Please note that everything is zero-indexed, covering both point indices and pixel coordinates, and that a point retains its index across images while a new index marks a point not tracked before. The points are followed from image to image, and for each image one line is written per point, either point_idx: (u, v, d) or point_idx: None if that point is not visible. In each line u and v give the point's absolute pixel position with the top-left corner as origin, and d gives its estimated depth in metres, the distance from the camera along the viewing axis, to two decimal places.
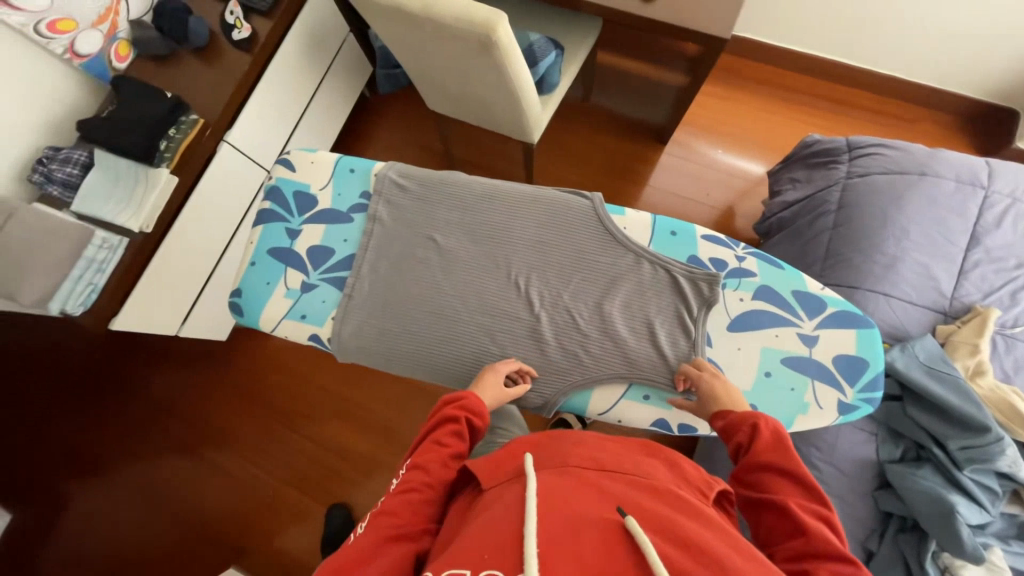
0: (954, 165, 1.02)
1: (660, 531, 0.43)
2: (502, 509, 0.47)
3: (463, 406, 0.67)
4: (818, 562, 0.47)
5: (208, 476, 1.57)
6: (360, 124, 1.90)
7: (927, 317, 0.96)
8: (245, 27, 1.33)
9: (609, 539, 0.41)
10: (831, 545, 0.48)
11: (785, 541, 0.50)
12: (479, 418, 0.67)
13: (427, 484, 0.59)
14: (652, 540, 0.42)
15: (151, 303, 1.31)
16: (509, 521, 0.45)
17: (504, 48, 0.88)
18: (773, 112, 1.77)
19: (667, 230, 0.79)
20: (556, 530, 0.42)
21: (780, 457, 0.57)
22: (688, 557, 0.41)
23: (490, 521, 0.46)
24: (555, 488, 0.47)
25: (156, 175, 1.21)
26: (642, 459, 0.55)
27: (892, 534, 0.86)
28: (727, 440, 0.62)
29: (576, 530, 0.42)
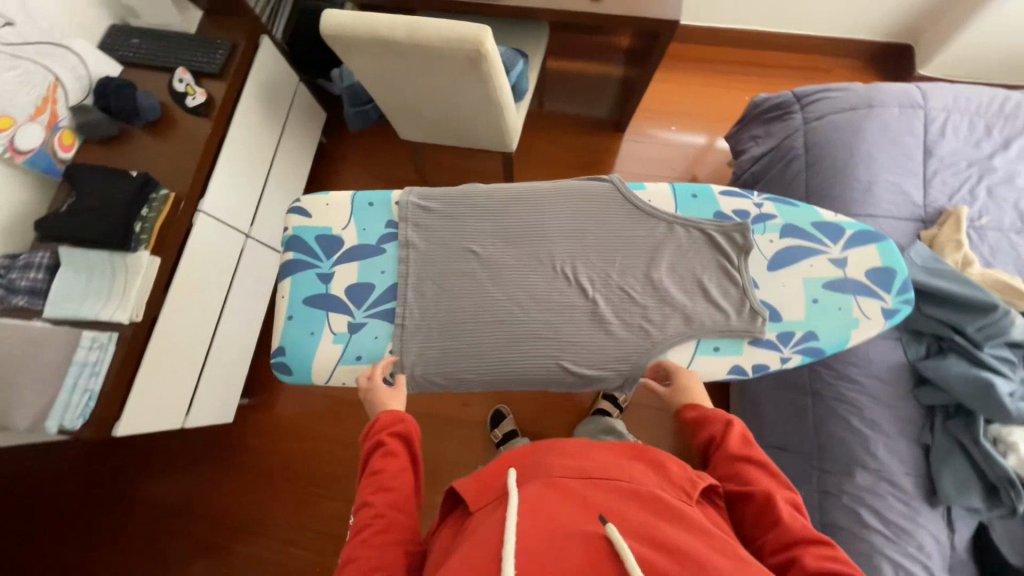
0: (891, 94, 1.16)
1: (638, 534, 0.48)
2: (486, 530, 0.50)
3: (384, 427, 0.69)
4: (799, 544, 0.55)
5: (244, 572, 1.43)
6: (324, 171, 1.87)
7: (910, 227, 1.07)
8: (198, 92, 1.28)
9: (593, 554, 0.45)
10: (805, 530, 0.56)
11: (771, 528, 0.57)
12: (398, 428, 0.68)
13: (376, 515, 0.60)
14: (631, 544, 0.46)
15: (153, 396, 1.21)
16: (491, 541, 0.48)
17: (491, 60, 0.91)
18: (711, 84, 1.93)
19: (688, 194, 0.84)
20: (538, 544, 0.46)
21: (750, 451, 0.66)
22: (665, 556, 0.46)
23: (474, 545, 0.49)
24: (542, 505, 0.52)
25: (137, 260, 1.13)
26: (626, 465, 0.60)
27: (941, 423, 0.94)
28: (698, 433, 0.71)
29: (559, 546, 0.46)
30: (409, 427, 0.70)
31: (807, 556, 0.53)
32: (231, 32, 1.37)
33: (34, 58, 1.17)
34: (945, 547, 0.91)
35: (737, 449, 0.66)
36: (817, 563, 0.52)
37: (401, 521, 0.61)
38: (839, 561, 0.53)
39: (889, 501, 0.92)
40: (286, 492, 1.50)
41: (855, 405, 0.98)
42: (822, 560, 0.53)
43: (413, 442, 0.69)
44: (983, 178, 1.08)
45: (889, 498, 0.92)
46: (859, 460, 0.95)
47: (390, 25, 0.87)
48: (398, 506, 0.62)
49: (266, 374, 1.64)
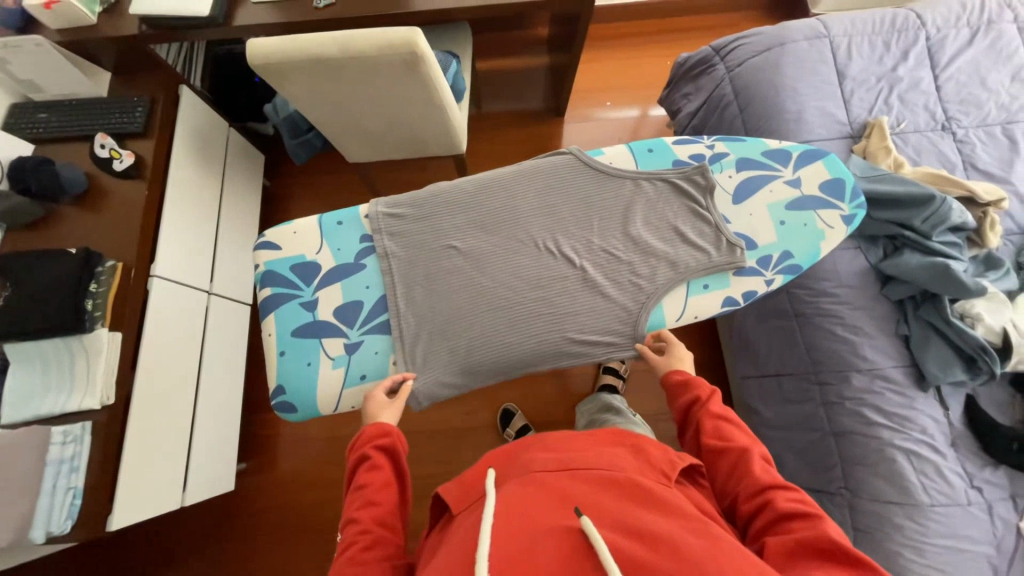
0: (798, 29, 1.26)
1: (612, 522, 0.48)
2: (464, 535, 0.51)
3: (370, 440, 0.67)
4: (771, 491, 0.61)
5: None
6: (274, 213, 1.81)
7: (843, 145, 1.16)
8: (126, 154, 1.21)
9: (566, 546, 0.45)
10: (775, 478, 0.62)
11: (746, 480, 0.63)
12: (384, 438, 0.67)
13: (363, 531, 0.59)
14: (605, 536, 0.46)
15: (144, 481, 1.12)
16: (467, 546, 0.48)
17: (428, 60, 0.92)
18: (634, 57, 2.01)
19: (644, 149, 0.88)
20: (510, 543, 0.46)
21: (728, 411, 0.73)
22: (636, 541, 0.46)
23: (451, 554, 0.49)
24: (521, 502, 0.53)
25: (95, 339, 1.06)
26: (608, 452, 0.62)
27: (913, 313, 1.02)
28: (681, 394, 0.77)
29: (531, 546, 0.46)
30: (396, 438, 0.69)
31: (780, 499, 0.59)
32: (146, 87, 1.31)
33: None
34: (943, 425, 0.98)
35: (715, 409, 0.73)
36: (788, 504, 0.58)
37: (389, 535, 0.59)
38: (807, 503, 0.59)
39: (885, 395, 0.99)
40: (309, 548, 1.42)
41: (835, 316, 1.05)
42: (793, 503, 0.58)
43: (400, 454, 0.68)
44: (893, 89, 1.18)
45: (885, 393, 0.99)
46: (851, 365, 1.02)
47: (320, 42, 0.86)
48: (383, 521, 0.60)
49: (259, 433, 1.56)
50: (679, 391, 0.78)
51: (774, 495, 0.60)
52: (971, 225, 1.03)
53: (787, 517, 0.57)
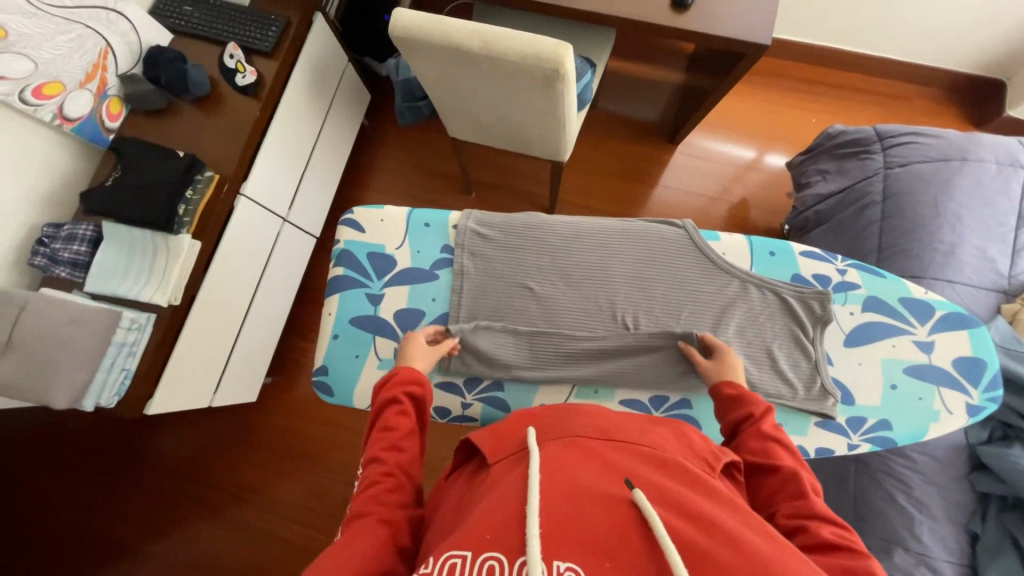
0: (990, 148, 1.07)
1: (664, 499, 0.42)
2: (504, 486, 0.45)
3: (398, 383, 0.65)
4: (817, 521, 0.49)
5: (245, 544, 1.46)
6: (362, 153, 1.84)
7: (991, 299, 1.00)
8: (248, 70, 1.22)
9: (618, 522, 0.40)
10: (823, 506, 0.50)
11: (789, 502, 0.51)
12: (418, 386, 0.65)
13: (386, 474, 0.56)
14: (659, 512, 0.41)
15: (187, 375, 1.21)
16: (511, 500, 0.42)
17: (567, 79, 0.85)
18: (775, 101, 1.81)
19: (766, 250, 0.79)
20: (559, 502, 0.41)
21: (783, 435, 0.59)
22: (693, 525, 0.40)
23: (493, 499, 0.44)
24: (562, 460, 0.47)
25: (177, 243, 1.11)
26: (645, 429, 0.54)
27: (995, 513, 0.89)
28: (731, 410, 0.64)
29: (582, 515, 0.40)
30: (427, 387, 0.66)
31: (824, 529, 0.47)
32: (286, 7, 1.31)
33: (83, 21, 1.12)
34: None
35: (770, 429, 0.60)
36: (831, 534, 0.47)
37: (407, 481, 0.57)
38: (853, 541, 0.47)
39: None
40: (297, 474, 1.52)
41: (902, 481, 0.94)
42: (836, 535, 0.47)
43: (427, 403, 0.65)
44: None
45: None
46: (900, 539, 0.91)
47: (465, 33, 0.81)
48: (406, 467, 0.58)
49: (289, 356, 1.65)
50: (725, 407, 0.65)
51: (816, 523, 0.48)
52: None
53: (827, 548, 0.45)
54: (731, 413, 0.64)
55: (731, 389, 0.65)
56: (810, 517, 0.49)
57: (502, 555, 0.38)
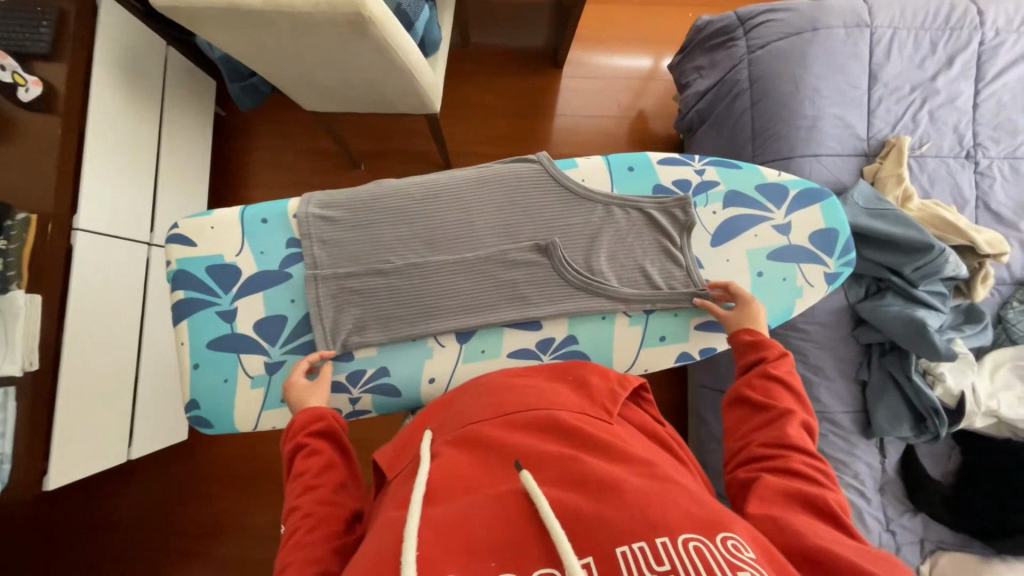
0: (838, 11, 1.07)
1: (555, 475, 0.44)
2: (389, 515, 0.44)
3: (304, 425, 0.63)
4: (793, 452, 0.53)
5: None
6: (228, 148, 1.64)
7: (854, 164, 1.04)
8: (30, 80, 1.02)
9: (507, 508, 0.40)
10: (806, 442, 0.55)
11: (770, 434, 0.56)
12: (323, 419, 0.63)
13: (304, 516, 0.54)
14: (546, 489, 0.42)
15: (85, 437, 1.11)
16: (395, 523, 0.42)
17: (380, 21, 0.75)
18: (649, 4, 1.75)
19: (624, 167, 0.76)
20: (446, 513, 0.41)
21: (791, 377, 0.61)
22: (581, 491, 0.42)
23: (383, 526, 0.43)
24: (452, 467, 0.48)
25: (9, 302, 0.97)
26: (548, 391, 0.58)
27: (878, 360, 0.98)
28: (744, 353, 0.65)
29: (465, 512, 0.41)
30: (334, 417, 0.64)
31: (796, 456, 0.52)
32: None
33: None
34: (877, 471, 0.99)
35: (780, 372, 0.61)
36: (806, 467, 0.51)
37: (332, 514, 0.55)
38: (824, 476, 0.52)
39: (828, 438, 0.98)
40: (255, 496, 1.47)
41: (800, 353, 1.00)
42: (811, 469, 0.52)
43: (338, 431, 0.63)
44: (926, 101, 1.04)
45: (828, 436, 0.98)
46: None
47: None
48: (327, 501, 0.56)
49: None
50: (741, 346, 0.66)
51: (791, 453, 0.53)
52: (963, 276, 0.96)
53: (795, 474, 0.50)
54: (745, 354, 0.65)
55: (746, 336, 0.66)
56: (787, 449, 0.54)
57: None
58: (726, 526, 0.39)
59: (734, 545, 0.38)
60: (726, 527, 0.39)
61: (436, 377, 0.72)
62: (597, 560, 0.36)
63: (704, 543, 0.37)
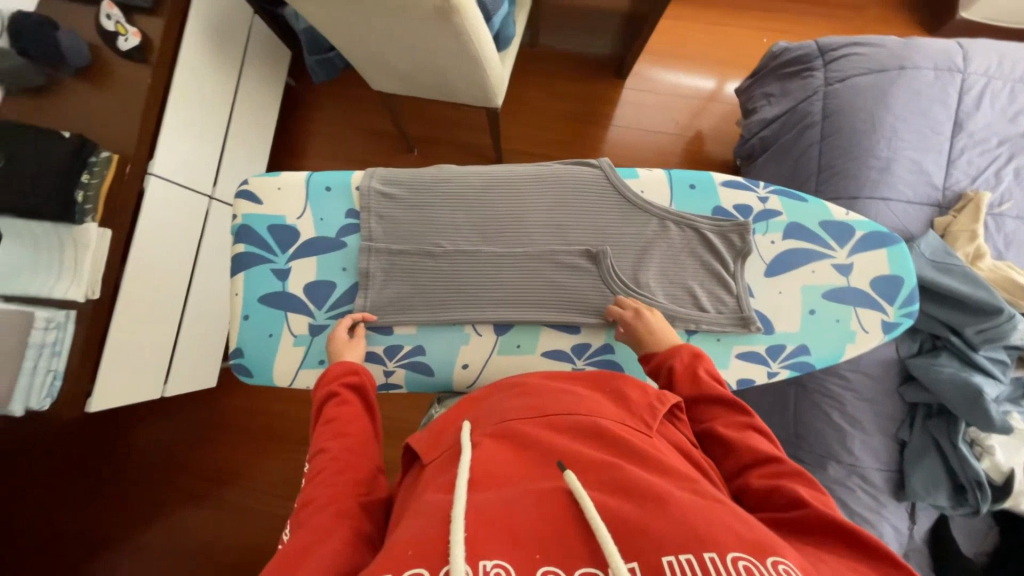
0: (929, 52, 1.02)
1: (598, 479, 0.44)
2: (431, 498, 0.45)
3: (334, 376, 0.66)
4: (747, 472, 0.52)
5: (226, 522, 1.49)
6: (293, 117, 1.71)
7: (925, 213, 0.99)
8: (131, 32, 1.09)
9: (553, 508, 0.41)
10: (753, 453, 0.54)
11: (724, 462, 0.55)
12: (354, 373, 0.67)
13: (331, 459, 0.57)
14: (591, 492, 0.42)
15: (127, 369, 1.18)
16: (440, 506, 0.43)
17: (465, 10, 0.77)
18: (724, 24, 1.72)
19: (686, 184, 0.75)
20: (490, 506, 0.41)
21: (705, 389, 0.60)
22: (627, 499, 0.42)
23: (425, 509, 0.44)
24: (495, 461, 0.48)
25: (83, 232, 1.03)
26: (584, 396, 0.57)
27: (922, 421, 0.93)
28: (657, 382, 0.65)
29: (511, 505, 0.42)
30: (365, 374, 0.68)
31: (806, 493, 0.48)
32: None
33: None
34: (904, 536, 0.94)
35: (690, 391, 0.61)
36: (759, 481, 0.51)
37: (356, 462, 0.58)
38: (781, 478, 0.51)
39: (855, 493, 0.94)
40: (270, 452, 1.53)
41: (837, 400, 0.97)
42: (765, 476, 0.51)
43: (367, 387, 0.67)
44: (1012, 159, 0.98)
45: (856, 491, 0.94)
46: (833, 453, 0.95)
47: None
48: (353, 450, 0.59)
49: None
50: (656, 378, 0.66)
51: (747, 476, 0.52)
52: None
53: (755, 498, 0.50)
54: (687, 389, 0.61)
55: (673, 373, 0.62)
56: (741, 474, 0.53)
57: (425, 570, 0.37)
58: (775, 549, 0.38)
59: (785, 571, 0.37)
60: (775, 550, 0.38)
61: (469, 364, 0.73)
62: (642, 565, 0.37)
63: (752, 563, 0.36)
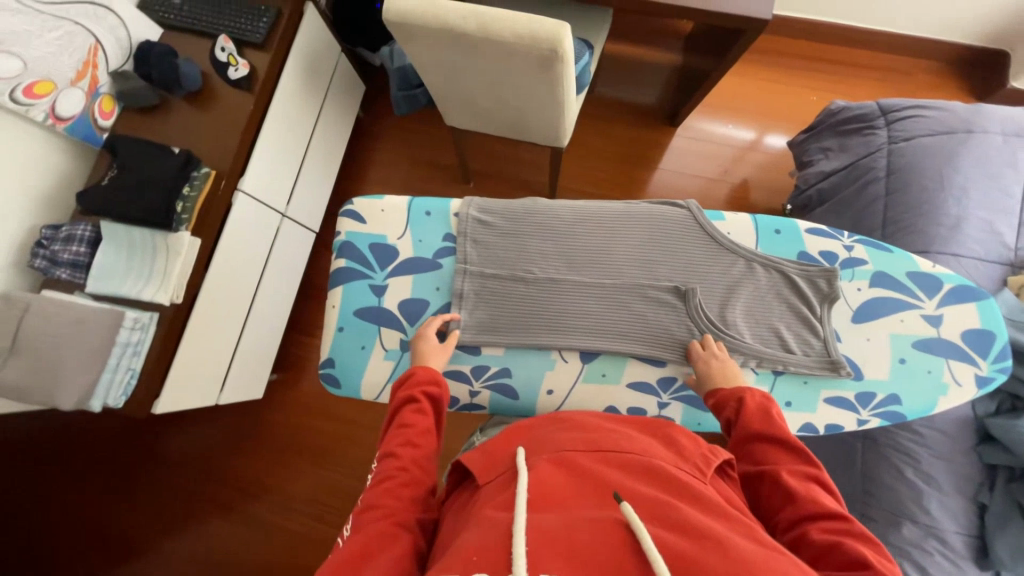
0: (996, 118, 1.06)
1: (654, 514, 0.42)
2: (487, 512, 0.45)
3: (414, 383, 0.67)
4: (807, 523, 0.49)
5: (257, 537, 1.48)
6: (359, 145, 1.82)
7: (997, 272, 0.99)
8: (241, 63, 1.20)
9: (609, 535, 0.40)
10: (816, 503, 0.50)
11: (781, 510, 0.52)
12: (435, 386, 0.67)
13: (400, 469, 0.57)
14: (649, 528, 0.41)
15: (193, 372, 1.21)
16: (499, 524, 0.42)
17: (566, 60, 0.84)
18: (773, 80, 1.79)
19: (771, 228, 0.78)
20: (546, 526, 0.41)
21: (769, 426, 0.59)
22: (685, 537, 0.40)
23: (480, 524, 0.43)
24: (551, 483, 0.46)
25: (177, 241, 1.10)
26: (634, 437, 0.54)
27: (1003, 485, 0.90)
28: (718, 416, 0.65)
29: (568, 526, 0.41)
30: (445, 389, 0.68)
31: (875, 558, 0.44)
32: None
33: (72, 18, 1.08)
34: None
35: (751, 428, 0.60)
36: (822, 534, 0.47)
37: (421, 477, 0.58)
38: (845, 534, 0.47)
39: (934, 558, 0.89)
40: (307, 467, 1.53)
41: (911, 456, 0.94)
42: (827, 532, 0.48)
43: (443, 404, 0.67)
44: None
45: (935, 555, 0.89)
46: (908, 513, 0.91)
47: (461, 14, 0.80)
48: (419, 463, 0.59)
49: (295, 352, 1.64)
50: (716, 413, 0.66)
51: (806, 527, 0.49)
52: None
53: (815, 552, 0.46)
54: (755, 425, 0.60)
55: (742, 405, 0.62)
56: (799, 523, 0.50)
57: None
58: None
59: None
60: None
61: (553, 390, 0.74)
62: None
63: None
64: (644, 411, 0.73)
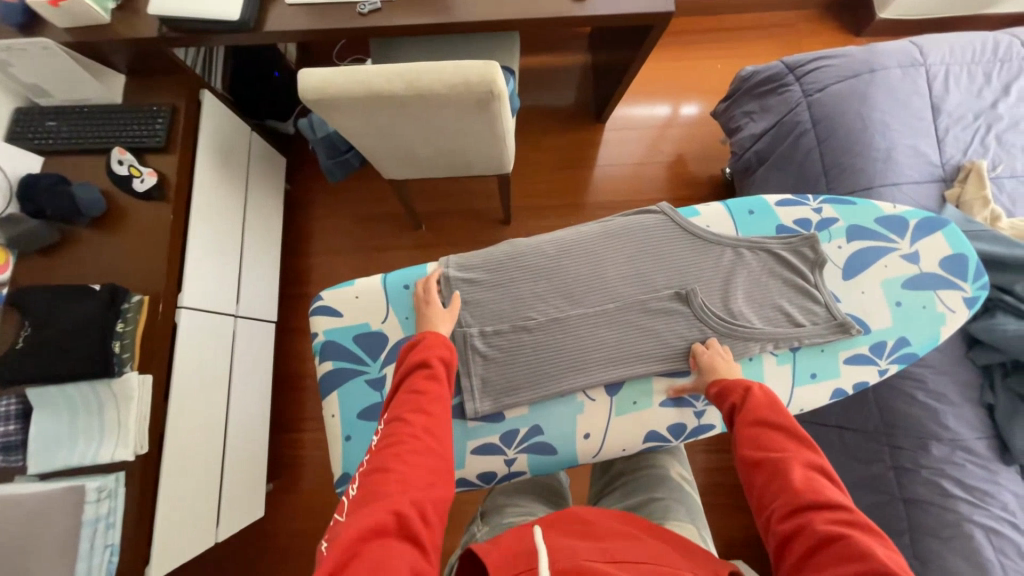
0: (890, 53, 1.15)
1: None
2: None
3: (425, 348, 0.64)
4: (812, 514, 0.49)
5: None
6: (294, 218, 1.72)
7: (934, 190, 1.07)
8: (145, 172, 1.08)
9: None
10: (819, 493, 0.50)
11: (781, 499, 0.52)
12: (446, 351, 0.64)
13: (411, 435, 0.54)
14: None
15: (181, 520, 1.08)
16: None
17: (502, 97, 0.82)
18: (677, 57, 1.88)
19: (744, 210, 0.80)
20: None
21: (774, 416, 0.58)
22: None
23: None
24: None
25: (123, 384, 0.97)
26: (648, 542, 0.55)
27: (1002, 381, 0.96)
28: (720, 407, 0.64)
29: None
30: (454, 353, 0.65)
31: (878, 550, 0.45)
32: (168, 94, 1.18)
33: None
34: None
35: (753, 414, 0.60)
36: (829, 527, 0.47)
37: (433, 444, 0.55)
38: (848, 525, 0.48)
39: (967, 468, 0.93)
40: None
41: (917, 380, 0.98)
42: (835, 523, 0.48)
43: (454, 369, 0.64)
44: (991, 127, 1.09)
45: (967, 465, 0.93)
46: (932, 433, 0.96)
47: (384, 77, 0.77)
48: (431, 431, 0.56)
49: (286, 455, 1.50)
50: (718, 402, 0.65)
51: (812, 517, 0.49)
52: None
53: (822, 544, 0.47)
54: (760, 411, 0.59)
55: (749, 395, 0.61)
56: (804, 513, 0.50)
57: None
58: None
59: None
60: None
61: (590, 432, 0.71)
62: None
63: None
64: (684, 425, 0.71)
